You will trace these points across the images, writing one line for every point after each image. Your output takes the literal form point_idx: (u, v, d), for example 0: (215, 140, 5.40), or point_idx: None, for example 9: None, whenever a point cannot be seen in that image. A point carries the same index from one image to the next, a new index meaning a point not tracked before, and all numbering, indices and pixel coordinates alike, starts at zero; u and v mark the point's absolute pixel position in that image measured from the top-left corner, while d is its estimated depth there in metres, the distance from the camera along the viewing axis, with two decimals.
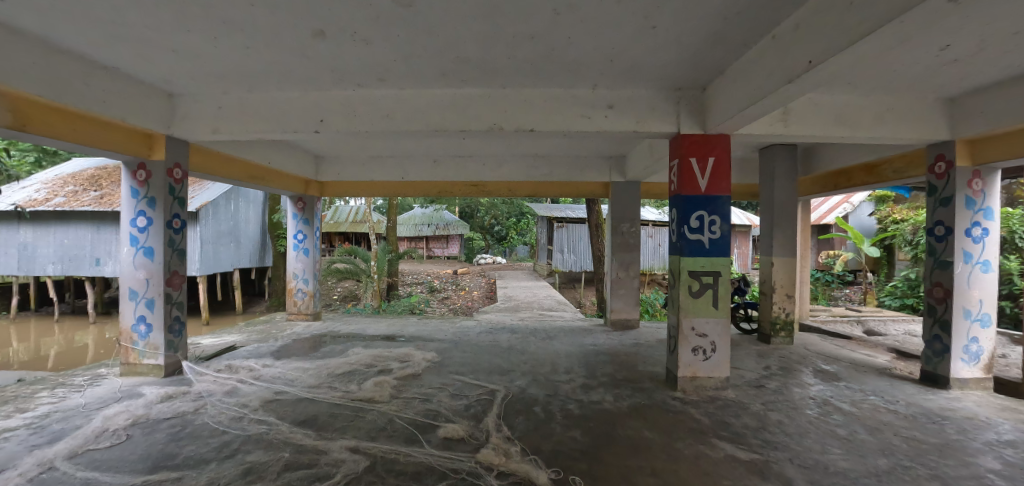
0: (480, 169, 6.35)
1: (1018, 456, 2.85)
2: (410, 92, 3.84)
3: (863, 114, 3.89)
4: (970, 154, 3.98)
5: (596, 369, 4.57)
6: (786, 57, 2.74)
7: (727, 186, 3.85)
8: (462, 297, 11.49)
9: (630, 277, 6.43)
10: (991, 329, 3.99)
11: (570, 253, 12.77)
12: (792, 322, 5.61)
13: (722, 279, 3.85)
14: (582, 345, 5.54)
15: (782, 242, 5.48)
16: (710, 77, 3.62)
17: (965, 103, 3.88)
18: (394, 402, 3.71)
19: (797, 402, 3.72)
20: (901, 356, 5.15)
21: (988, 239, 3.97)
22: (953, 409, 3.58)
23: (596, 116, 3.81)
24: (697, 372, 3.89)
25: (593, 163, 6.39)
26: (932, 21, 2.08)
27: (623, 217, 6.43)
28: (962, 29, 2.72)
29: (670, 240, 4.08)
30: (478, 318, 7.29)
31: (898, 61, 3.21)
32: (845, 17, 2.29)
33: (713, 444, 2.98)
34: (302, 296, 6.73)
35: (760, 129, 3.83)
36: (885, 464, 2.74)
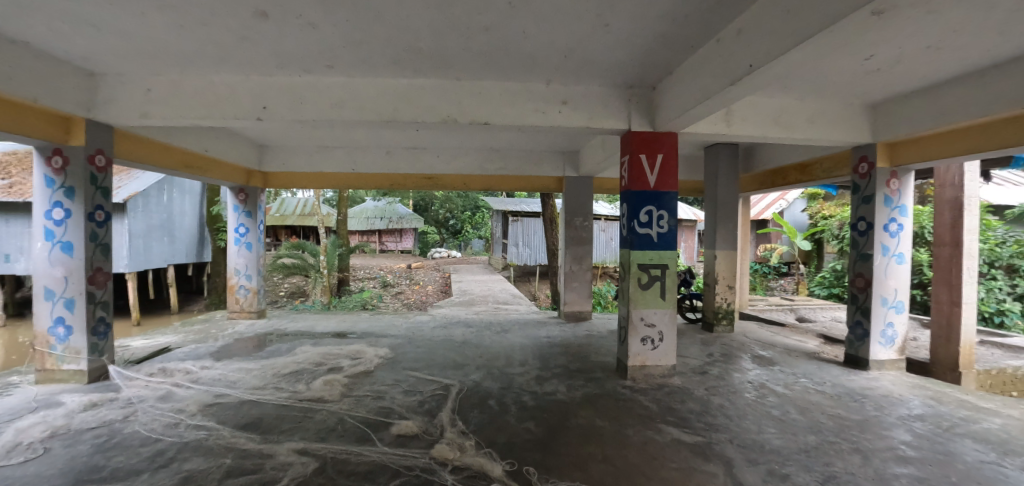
0: (434, 161, 6.26)
1: (924, 428, 3.17)
2: (361, 81, 3.71)
3: (797, 116, 4.15)
4: (889, 156, 4.34)
5: (549, 360, 4.64)
6: (730, 59, 2.88)
7: (674, 182, 4.01)
8: (417, 292, 11.33)
9: (583, 270, 6.57)
10: (904, 315, 4.40)
11: (524, 247, 12.85)
12: (733, 311, 5.94)
13: (669, 271, 4.01)
14: (537, 337, 5.61)
15: (725, 236, 5.77)
16: (660, 77, 3.75)
17: (884, 109, 4.23)
18: (345, 401, 3.60)
19: (737, 386, 3.95)
20: (828, 341, 5.58)
21: (902, 234, 4.36)
22: (872, 388, 3.91)
23: (550, 111, 3.85)
24: (645, 361, 4.03)
25: (547, 157, 6.46)
26: (856, 32, 2.26)
27: (576, 212, 6.55)
28: (882, 41, 2.96)
29: (621, 234, 4.20)
30: (433, 312, 7.21)
31: (828, 69, 3.45)
32: (782, 24, 2.43)
33: (660, 429, 3.11)
34: (244, 293, 6.38)
35: (705, 128, 4.00)
36: (813, 441, 2.96)
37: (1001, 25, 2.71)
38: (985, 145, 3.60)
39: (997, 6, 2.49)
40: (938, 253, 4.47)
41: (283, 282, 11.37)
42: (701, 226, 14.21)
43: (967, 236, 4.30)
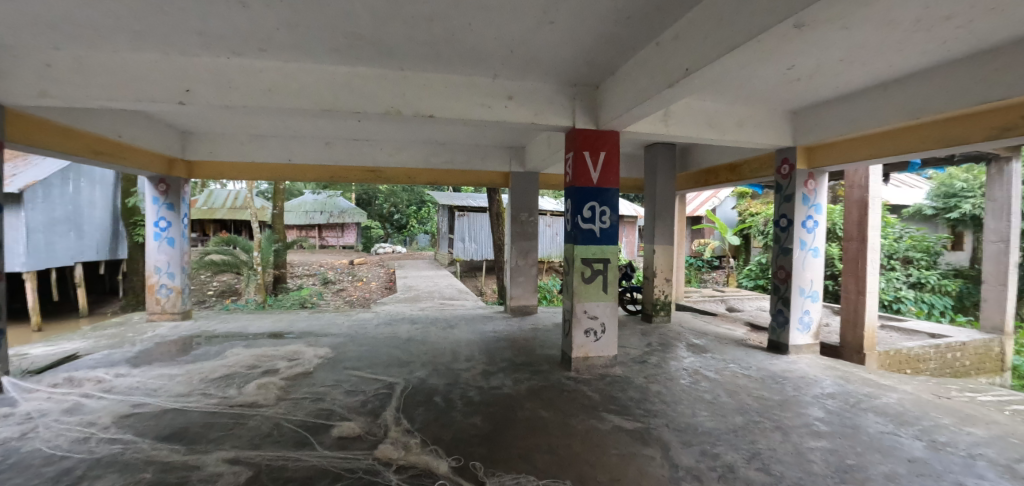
0: (377, 154, 6.09)
1: (835, 405, 3.49)
2: (297, 67, 3.53)
3: (727, 118, 4.42)
4: (806, 159, 4.73)
5: (495, 355, 4.65)
6: (668, 63, 3.02)
7: (616, 179, 4.15)
8: (359, 289, 10.96)
9: (528, 264, 6.64)
10: (818, 304, 4.82)
11: (471, 242, 12.89)
12: (669, 302, 6.26)
13: (611, 265, 4.15)
14: (483, 332, 5.62)
15: (663, 231, 6.03)
16: (603, 77, 3.85)
17: (802, 114, 4.62)
18: (281, 405, 3.41)
19: (673, 373, 4.16)
20: (753, 329, 6.02)
21: (818, 230, 4.78)
22: (791, 371, 4.26)
23: (496, 106, 3.85)
24: (588, 352, 4.15)
25: (493, 152, 6.47)
26: (778, 44, 2.44)
27: (522, 206, 6.61)
28: (800, 53, 3.22)
29: (565, 229, 4.29)
30: (377, 309, 7.01)
31: (754, 76, 3.70)
32: (714, 31, 2.57)
33: (603, 417, 3.21)
34: (166, 292, 5.88)
35: (645, 128, 4.17)
36: (740, 421, 3.18)
37: (899, 44, 3.03)
38: (884, 148, 4.03)
39: (895, 26, 2.78)
40: (847, 248, 4.94)
41: (212, 282, 10.54)
42: (641, 222, 14.86)
43: (870, 233, 4.79)
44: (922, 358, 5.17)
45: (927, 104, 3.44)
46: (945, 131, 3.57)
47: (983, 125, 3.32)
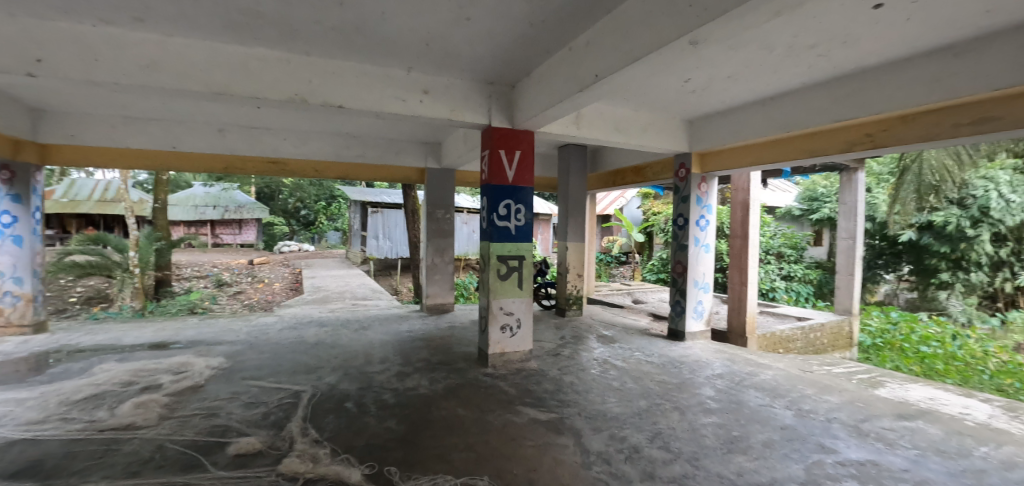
0: (280, 144, 5.64)
1: (723, 384, 3.90)
2: (182, 42, 3.13)
3: (632, 123, 4.72)
4: (700, 164, 5.22)
5: (411, 355, 4.55)
6: (579, 67, 3.15)
7: (530, 177, 4.25)
8: (260, 291, 10.06)
9: (445, 262, 6.58)
10: (709, 294, 5.34)
11: (386, 240, 12.42)
12: (581, 296, 6.58)
13: (526, 262, 4.25)
14: (398, 332, 5.46)
15: (575, 229, 6.29)
16: (518, 77, 3.92)
17: (695, 123, 5.09)
18: (165, 425, 3.02)
19: (585, 364, 4.37)
20: (655, 319, 6.54)
21: (709, 227, 5.29)
22: (688, 356, 4.68)
23: (411, 99, 3.75)
24: (505, 348, 4.22)
25: (407, 146, 6.31)
26: (675, 59, 2.66)
27: (438, 204, 6.52)
28: (695, 68, 3.54)
29: (481, 226, 4.30)
30: (280, 312, 6.50)
31: (657, 86, 4.00)
32: (622, 42, 2.73)
33: (519, 411, 3.28)
34: (10, 301, 4.92)
35: (558, 129, 4.32)
36: (644, 404, 3.43)
37: (774, 66, 3.45)
38: (763, 158, 4.57)
39: (771, 50, 3.16)
40: (733, 244, 5.54)
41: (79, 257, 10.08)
42: (555, 220, 15.43)
43: (750, 231, 5.42)
44: (791, 339, 5.97)
45: (795, 119, 3.97)
46: (810, 143, 4.14)
47: (838, 140, 3.90)
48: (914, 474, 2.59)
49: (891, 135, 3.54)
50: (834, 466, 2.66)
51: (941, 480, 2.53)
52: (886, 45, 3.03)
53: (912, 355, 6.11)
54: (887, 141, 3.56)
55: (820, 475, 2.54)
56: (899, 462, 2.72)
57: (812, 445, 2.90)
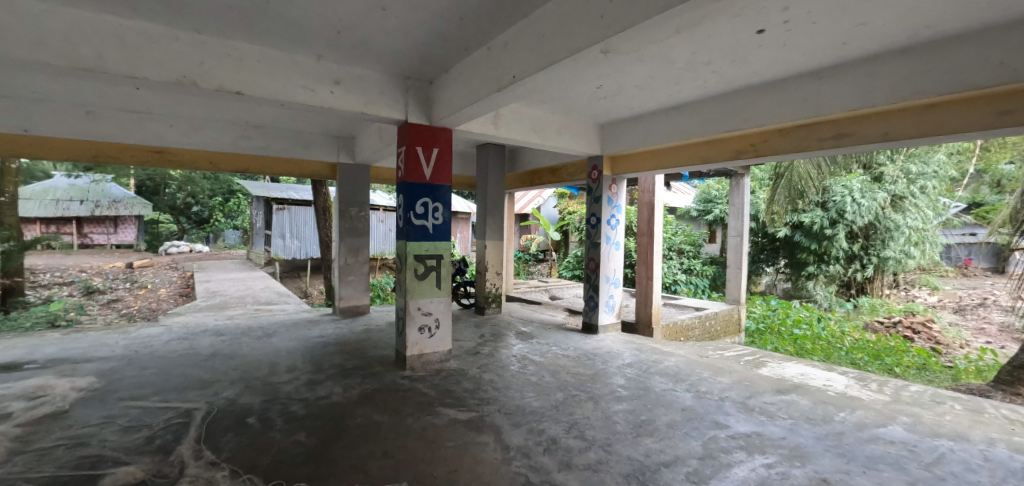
0: (165, 131, 5.00)
1: (632, 373, 4.17)
2: (33, 5, 2.64)
3: (549, 125, 4.86)
4: (611, 166, 5.52)
5: (323, 362, 4.29)
6: (498, 67, 3.16)
7: (448, 176, 4.21)
8: (142, 298, 8.83)
9: (359, 262, 6.29)
10: (619, 288, 5.68)
11: (294, 239, 11.62)
12: (500, 294, 6.66)
13: (444, 261, 4.20)
14: (307, 338, 5.13)
15: (494, 227, 6.35)
16: (436, 73, 3.86)
17: (606, 128, 5.37)
18: (15, 461, 2.54)
19: (504, 360, 4.42)
20: (571, 313, 6.82)
21: (618, 226, 5.62)
22: (601, 348, 4.93)
23: (320, 90, 3.52)
24: (423, 349, 4.13)
25: (317, 139, 5.93)
26: (588, 66, 2.78)
27: (351, 201, 6.22)
28: (607, 76, 3.73)
29: (397, 225, 4.17)
30: (166, 322, 5.78)
31: (572, 91, 4.15)
32: (538, 45, 2.79)
33: (439, 412, 3.23)
34: None
35: (476, 128, 4.32)
36: (561, 397, 3.56)
37: (675, 78, 3.74)
38: (663, 163, 4.95)
39: (674, 64, 3.42)
40: (640, 242, 5.94)
41: None
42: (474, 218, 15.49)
43: (655, 229, 5.85)
44: (690, 327, 6.55)
45: (693, 128, 4.34)
46: (704, 150, 4.57)
47: (727, 148, 4.34)
48: (789, 440, 2.97)
49: (769, 145, 4.02)
50: (726, 439, 2.96)
51: (809, 443, 2.93)
52: (766, 66, 3.42)
53: (787, 337, 7.02)
54: (766, 151, 4.05)
55: (714, 449, 2.82)
56: (777, 431, 3.10)
57: (708, 422, 3.20)
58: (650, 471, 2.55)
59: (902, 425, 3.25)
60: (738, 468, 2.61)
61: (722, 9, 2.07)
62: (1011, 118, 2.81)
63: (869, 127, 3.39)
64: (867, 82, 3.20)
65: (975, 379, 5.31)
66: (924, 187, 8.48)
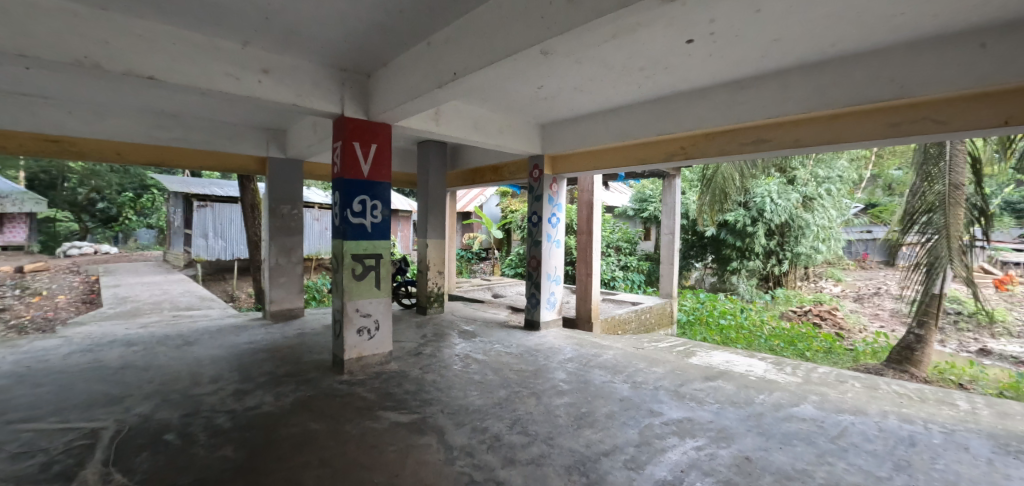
0: (62, 118, 4.44)
1: (573, 367, 4.28)
2: None
3: (491, 124, 4.86)
4: (552, 166, 5.62)
5: (252, 369, 4.02)
6: (438, 63, 3.12)
7: (387, 173, 4.10)
8: (35, 307, 7.77)
9: (292, 263, 5.97)
10: (559, 285, 5.81)
11: (218, 239, 10.85)
12: (442, 293, 6.59)
13: (383, 260, 4.08)
14: (234, 344, 4.78)
15: (436, 226, 6.26)
16: (374, 66, 3.74)
17: (547, 128, 5.46)
18: None
19: (447, 360, 4.39)
20: (513, 311, 6.89)
21: (559, 224, 5.74)
22: (542, 344, 5.02)
23: (247, 78, 3.29)
24: (362, 352, 4.00)
25: (243, 132, 5.54)
26: (528, 66, 2.80)
27: (283, 198, 5.89)
28: (547, 76, 3.79)
29: (333, 223, 3.99)
30: (64, 333, 5.14)
31: (513, 90, 4.18)
32: (479, 43, 2.78)
33: (379, 416, 3.14)
34: None
35: (416, 125, 4.23)
36: (503, 394, 3.58)
37: (612, 82, 3.88)
38: (602, 163, 5.11)
39: (611, 68, 3.55)
40: (580, 240, 6.12)
41: None
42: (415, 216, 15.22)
43: (594, 227, 6.05)
44: (627, 321, 6.84)
45: (629, 130, 4.51)
46: (639, 152, 4.76)
47: (661, 151, 4.56)
48: (716, 423, 3.18)
49: (697, 148, 4.25)
50: (660, 426, 3.12)
51: (734, 425, 3.16)
52: (694, 74, 3.63)
53: (714, 327, 7.53)
54: (695, 153, 4.27)
55: (650, 436, 2.96)
56: (706, 415, 3.31)
57: (644, 411, 3.36)
58: (590, 461, 2.63)
59: (812, 403, 3.59)
60: (671, 453, 2.76)
61: (655, 18, 2.16)
62: (899, 130, 3.17)
63: (784, 134, 3.69)
64: (781, 92, 3.50)
65: (871, 359, 6.00)
66: (829, 190, 9.45)
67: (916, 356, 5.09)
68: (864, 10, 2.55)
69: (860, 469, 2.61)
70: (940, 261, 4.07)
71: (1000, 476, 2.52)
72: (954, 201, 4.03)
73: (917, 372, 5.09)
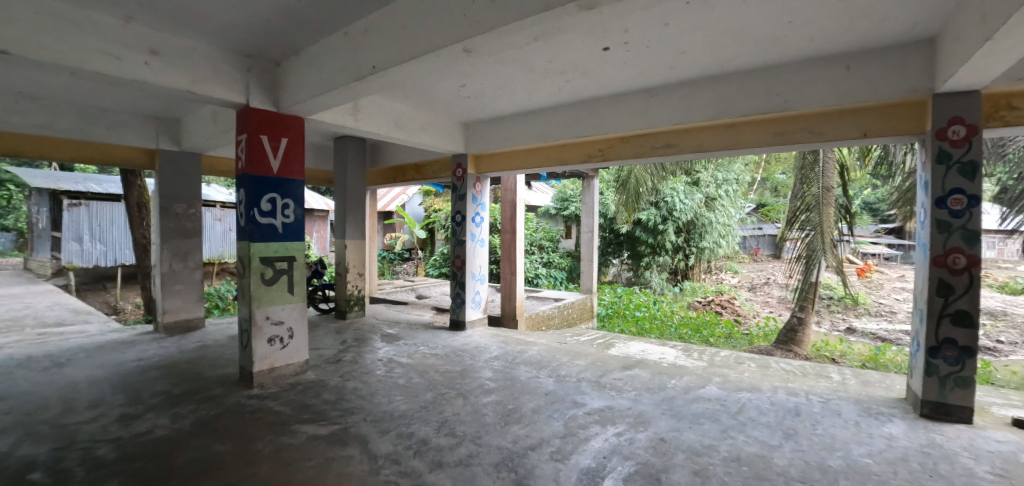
0: None
1: (499, 365, 4.32)
2: None
3: (412, 121, 4.74)
4: (476, 165, 5.62)
5: (142, 390, 3.57)
6: (355, 55, 2.98)
7: (300, 169, 3.84)
8: None
9: (189, 268, 5.40)
10: (484, 284, 5.83)
11: (95, 243, 9.57)
12: (363, 296, 6.32)
13: (297, 263, 3.82)
14: (118, 363, 4.22)
15: (355, 226, 5.99)
16: (283, 55, 3.49)
17: (471, 127, 5.45)
18: None
19: (369, 366, 4.22)
20: (439, 311, 6.81)
21: (483, 223, 5.76)
22: (468, 344, 5.02)
23: (130, 59, 2.89)
24: (274, 363, 3.72)
25: (125, 120, 4.89)
26: (451, 64, 2.76)
27: (177, 197, 5.30)
28: (470, 75, 3.78)
29: (238, 224, 3.66)
30: None
31: (436, 87, 4.11)
32: (400, 37, 2.69)
33: (295, 430, 2.94)
34: None
35: (332, 119, 4.01)
36: (430, 396, 3.53)
37: (533, 84, 3.96)
38: (524, 163, 5.19)
39: (533, 70, 3.62)
40: (504, 239, 6.19)
41: None
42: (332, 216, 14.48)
43: (517, 227, 6.16)
44: (551, 317, 7.04)
45: (551, 131, 4.63)
46: (560, 153, 4.90)
47: (580, 152, 4.74)
48: (633, 409, 3.39)
49: (613, 151, 4.48)
50: (583, 416, 3.25)
51: (649, 410, 3.38)
52: (611, 80, 3.81)
53: (631, 319, 8.03)
54: (612, 156, 4.50)
55: (574, 427, 3.08)
56: (625, 402, 3.51)
57: (568, 403, 3.48)
58: (518, 456, 2.67)
59: (716, 384, 3.94)
60: (595, 441, 2.88)
61: (573, 24, 2.23)
62: (784, 138, 3.58)
63: (689, 140, 4.01)
64: (686, 100, 3.79)
65: (763, 341, 6.74)
66: (727, 191, 10.44)
67: (798, 337, 5.80)
68: (756, 30, 2.84)
69: (756, 440, 2.91)
70: (816, 253, 4.64)
71: (865, 435, 2.94)
72: (826, 201, 4.64)
73: (799, 351, 5.80)
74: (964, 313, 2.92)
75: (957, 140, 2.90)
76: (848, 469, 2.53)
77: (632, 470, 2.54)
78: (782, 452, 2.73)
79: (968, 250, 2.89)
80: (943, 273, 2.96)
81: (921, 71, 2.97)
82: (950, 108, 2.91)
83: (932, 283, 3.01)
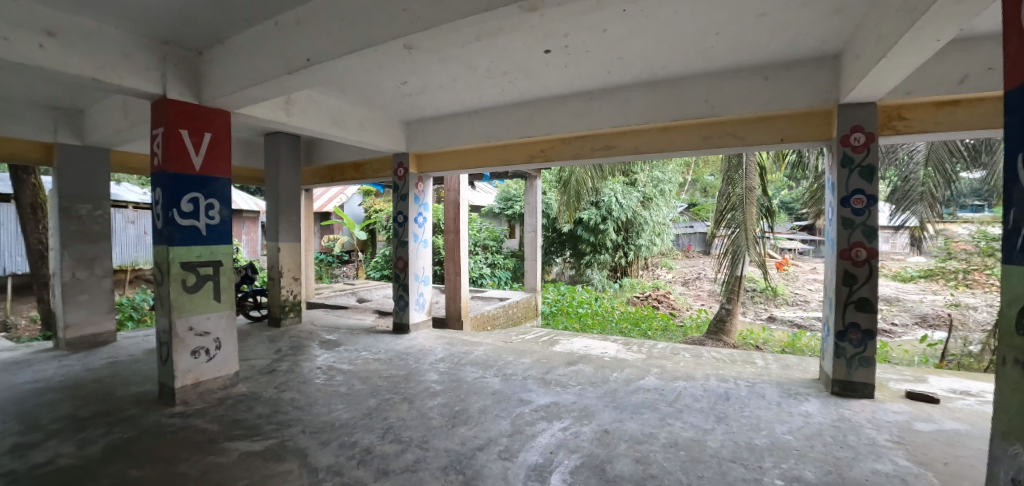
0: None
1: (445, 367, 4.28)
2: None
3: (350, 117, 4.57)
4: (418, 164, 5.51)
5: (39, 416, 3.17)
6: (287, 46, 2.82)
7: (226, 167, 3.58)
8: None
9: (96, 276, 4.87)
10: (428, 286, 5.74)
11: None
12: (299, 301, 6.00)
13: (223, 268, 3.56)
14: (7, 386, 3.72)
15: (290, 227, 5.69)
16: (206, 43, 3.23)
17: (412, 125, 5.34)
18: None
19: (307, 374, 4.03)
20: (381, 315, 6.63)
21: (426, 224, 5.68)
22: (413, 347, 4.92)
23: (21, 40, 2.55)
24: (198, 376, 3.44)
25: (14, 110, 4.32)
26: (390, 61, 2.69)
27: (81, 197, 4.77)
28: (412, 72, 3.69)
29: (154, 226, 3.35)
30: None
31: (375, 84, 3.98)
32: (336, 30, 2.58)
33: (225, 448, 2.75)
34: None
35: (261, 114, 3.77)
36: (373, 403, 3.42)
37: (476, 84, 3.95)
38: (468, 163, 5.16)
39: (476, 69, 3.60)
40: (448, 239, 6.13)
41: None
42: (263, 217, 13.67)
43: (461, 227, 6.12)
44: (496, 317, 7.07)
45: (494, 131, 4.64)
46: (504, 153, 4.92)
47: (524, 152, 4.78)
48: (578, 403, 3.48)
49: (555, 152, 4.57)
50: (530, 413, 3.30)
51: (593, 403, 3.49)
52: (553, 82, 3.88)
53: (574, 316, 8.26)
54: (554, 156, 4.58)
55: (521, 424, 3.11)
56: (570, 397, 3.60)
57: (515, 401, 3.51)
58: (465, 458, 2.66)
59: (654, 375, 4.14)
60: (541, 437, 2.93)
61: (515, 25, 2.24)
62: (710, 142, 3.81)
63: (626, 143, 4.17)
64: (623, 104, 3.94)
65: (695, 333, 7.19)
66: (663, 190, 10.98)
67: (726, 327, 6.22)
68: (688, 39, 3.00)
69: (691, 425, 3.10)
70: (741, 249, 5.01)
71: (786, 414, 3.21)
72: (748, 201, 5.00)
73: (727, 340, 6.24)
74: (866, 300, 3.27)
75: (858, 146, 3.23)
76: (771, 447, 2.75)
77: (578, 463, 2.61)
78: (715, 435, 2.92)
79: (868, 243, 3.24)
80: (848, 265, 3.29)
81: (828, 83, 3.29)
82: (851, 117, 3.25)
83: (839, 274, 3.33)
